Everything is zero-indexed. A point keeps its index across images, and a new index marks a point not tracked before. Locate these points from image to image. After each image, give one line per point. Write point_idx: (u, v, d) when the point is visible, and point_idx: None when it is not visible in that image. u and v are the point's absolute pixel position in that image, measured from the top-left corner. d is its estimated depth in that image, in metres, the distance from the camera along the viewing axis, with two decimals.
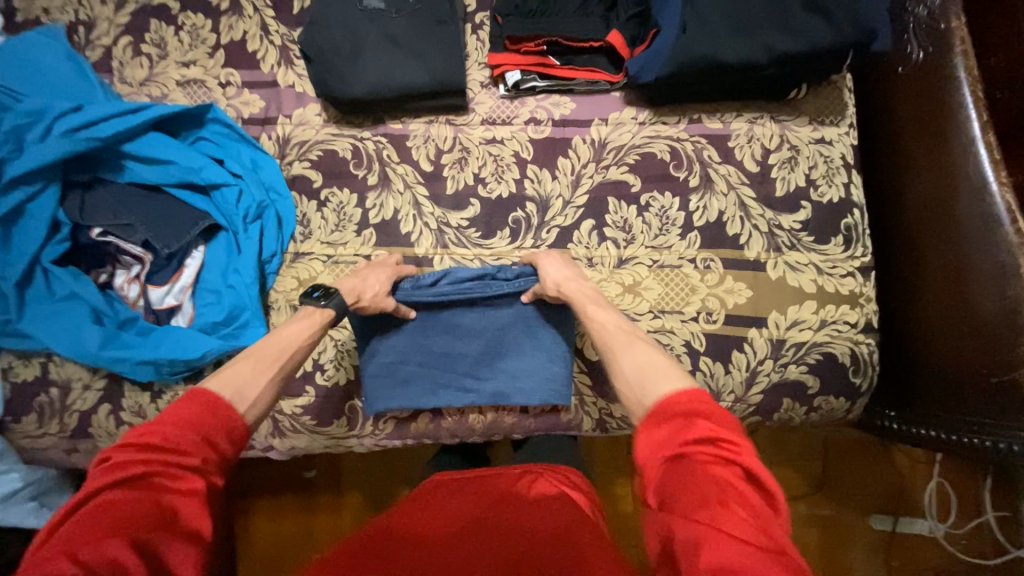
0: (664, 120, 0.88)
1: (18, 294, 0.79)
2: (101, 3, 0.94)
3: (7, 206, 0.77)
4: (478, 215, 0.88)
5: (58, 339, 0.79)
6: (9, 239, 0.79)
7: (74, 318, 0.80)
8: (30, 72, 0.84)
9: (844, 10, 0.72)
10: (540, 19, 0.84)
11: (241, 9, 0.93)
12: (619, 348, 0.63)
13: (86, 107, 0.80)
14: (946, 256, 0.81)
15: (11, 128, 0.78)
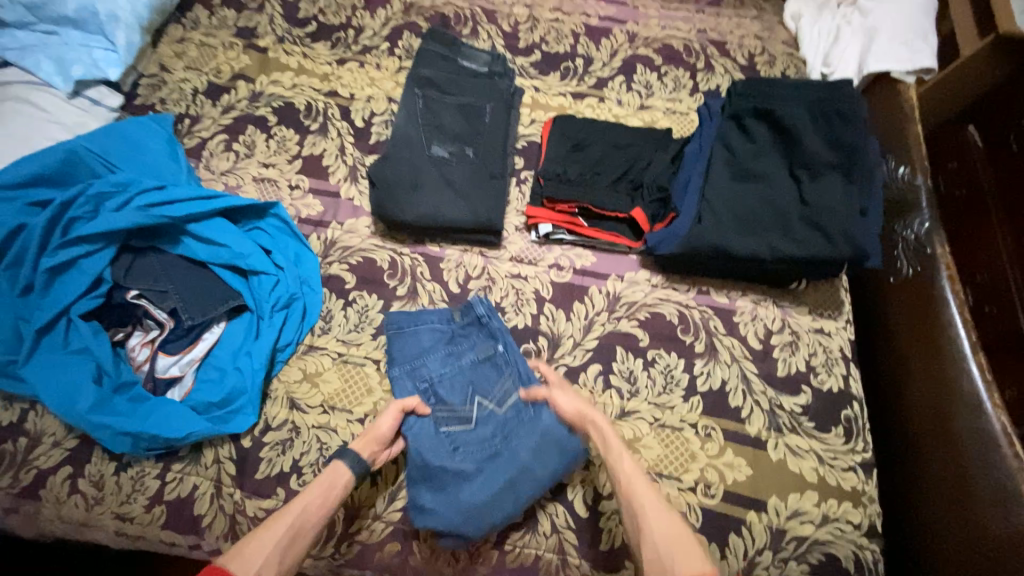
0: (675, 286, 0.96)
1: (35, 340, 0.80)
2: (211, 106, 1.12)
3: (59, 258, 0.82)
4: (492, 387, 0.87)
5: (54, 393, 0.78)
6: (48, 287, 0.82)
7: (77, 373, 0.80)
8: (127, 148, 0.94)
9: (842, 232, 0.81)
10: (575, 187, 0.96)
11: (327, 132, 1.10)
12: (655, 523, 0.69)
13: (169, 188, 0.89)
14: (947, 468, 0.81)
15: (95, 195, 0.85)
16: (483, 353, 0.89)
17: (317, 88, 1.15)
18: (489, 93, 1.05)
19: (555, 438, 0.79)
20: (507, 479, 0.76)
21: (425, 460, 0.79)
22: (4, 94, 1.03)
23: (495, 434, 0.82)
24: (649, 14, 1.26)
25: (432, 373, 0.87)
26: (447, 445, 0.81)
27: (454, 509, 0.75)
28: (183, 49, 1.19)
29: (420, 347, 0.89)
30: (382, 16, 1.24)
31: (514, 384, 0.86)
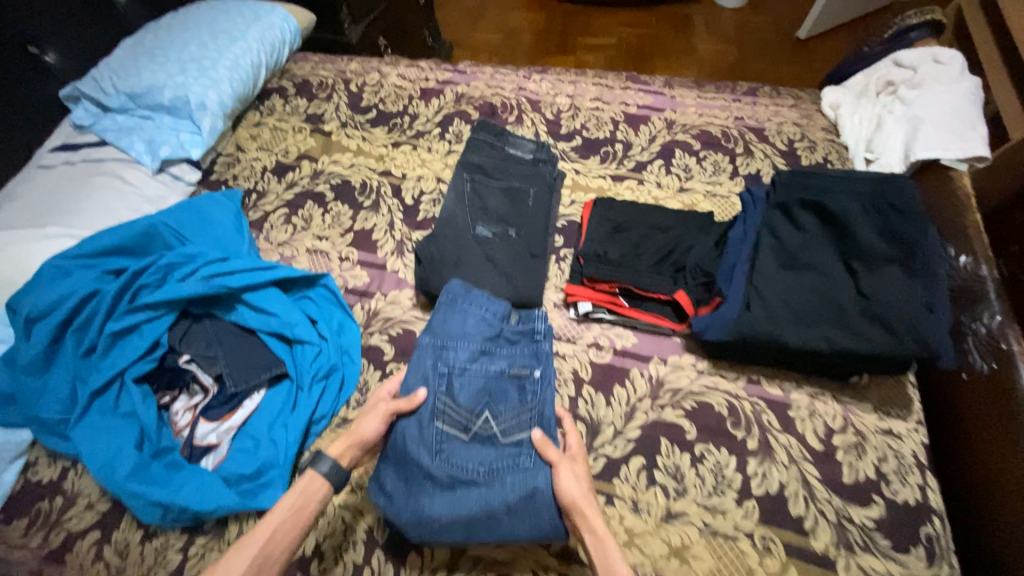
0: (721, 374, 0.92)
1: (88, 402, 0.83)
2: (277, 183, 1.22)
3: (123, 323, 0.86)
4: (508, 409, 0.81)
5: (97, 457, 0.79)
6: (109, 349, 0.86)
7: (121, 437, 0.81)
8: (200, 222, 1.03)
9: (907, 328, 0.76)
10: (616, 267, 0.96)
11: (379, 209, 1.17)
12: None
13: (231, 259, 0.95)
14: None
15: (166, 265, 0.91)
16: (516, 371, 0.84)
17: (373, 168, 1.25)
18: (534, 177, 1.10)
19: (537, 514, 0.69)
20: (467, 521, 0.70)
21: (407, 449, 0.77)
22: (97, 169, 1.13)
23: (484, 464, 0.76)
24: (686, 103, 1.33)
25: (457, 363, 0.83)
26: (435, 444, 0.77)
27: (410, 509, 0.73)
28: (258, 132, 1.33)
29: (462, 330, 0.87)
30: (436, 106, 1.36)
31: (530, 424, 0.79)
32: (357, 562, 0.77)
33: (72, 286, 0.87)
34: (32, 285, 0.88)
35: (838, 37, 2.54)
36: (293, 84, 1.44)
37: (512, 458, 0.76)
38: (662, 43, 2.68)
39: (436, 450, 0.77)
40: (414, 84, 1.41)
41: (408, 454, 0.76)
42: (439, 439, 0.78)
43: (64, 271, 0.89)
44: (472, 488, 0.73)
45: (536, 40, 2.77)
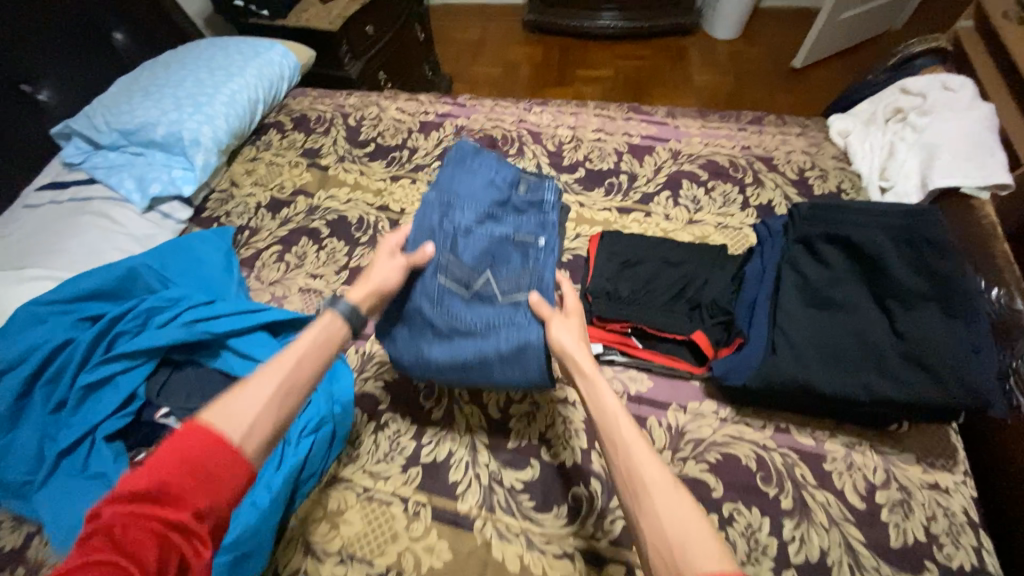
0: (746, 422, 0.85)
1: (55, 462, 0.76)
2: (271, 219, 1.18)
3: (97, 374, 0.80)
4: (509, 274, 0.79)
5: (61, 526, 0.71)
6: (82, 403, 0.80)
7: (88, 504, 0.72)
8: (187, 263, 0.98)
9: (953, 374, 0.70)
10: (627, 305, 0.90)
11: (376, 245, 1.12)
12: (654, 487, 0.50)
13: (217, 302, 0.90)
14: None
15: (146, 310, 0.86)
16: (521, 238, 0.81)
17: (370, 203, 1.21)
18: None
19: (526, 363, 0.74)
20: (463, 365, 0.76)
21: (410, 301, 0.79)
22: (84, 208, 1.09)
23: (479, 321, 0.76)
24: (690, 132, 1.30)
25: (462, 222, 0.81)
26: (436, 296, 0.77)
27: (415, 359, 0.78)
28: (253, 167, 1.30)
29: (473, 168, 0.86)
30: (436, 138, 1.34)
31: (529, 286, 0.77)
32: None
33: (45, 335, 0.82)
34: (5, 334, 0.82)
35: (833, 66, 2.56)
36: (290, 119, 1.42)
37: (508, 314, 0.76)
38: (660, 74, 2.71)
39: (439, 300, 0.77)
40: (413, 118, 1.39)
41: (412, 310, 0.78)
42: (441, 294, 0.77)
43: (39, 318, 0.84)
44: (471, 339, 0.75)
45: (534, 73, 2.80)
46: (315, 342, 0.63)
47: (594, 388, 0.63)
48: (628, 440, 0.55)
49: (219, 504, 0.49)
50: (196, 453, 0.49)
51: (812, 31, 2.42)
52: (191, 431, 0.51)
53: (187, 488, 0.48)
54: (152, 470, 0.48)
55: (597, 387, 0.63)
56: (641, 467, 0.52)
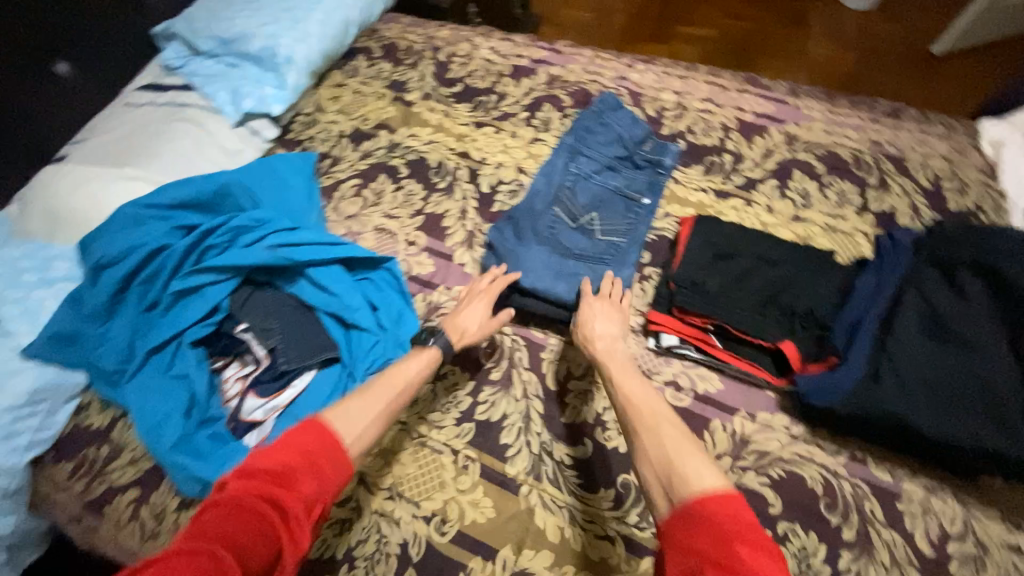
0: (819, 444, 0.79)
1: (144, 357, 0.82)
2: (352, 151, 1.17)
3: (188, 282, 0.84)
4: (616, 223, 0.87)
5: (149, 416, 0.78)
6: (172, 307, 0.85)
7: (173, 402, 0.80)
8: (274, 183, 0.98)
9: None
10: (714, 300, 0.84)
11: (453, 193, 1.09)
12: (647, 429, 0.64)
13: (300, 230, 0.91)
14: None
15: (235, 227, 0.88)
16: (633, 193, 0.89)
17: (451, 147, 1.16)
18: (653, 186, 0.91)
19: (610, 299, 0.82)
20: (555, 276, 0.84)
21: (527, 223, 0.88)
22: (179, 115, 1.10)
23: (581, 254, 0.86)
24: (811, 116, 1.15)
25: (585, 170, 0.89)
26: (548, 227, 0.87)
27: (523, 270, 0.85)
28: (339, 93, 1.27)
29: (605, 122, 0.97)
30: (526, 86, 1.25)
31: (630, 234, 0.87)
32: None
33: (142, 236, 0.86)
34: (104, 227, 0.86)
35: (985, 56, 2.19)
36: (379, 46, 1.37)
37: (607, 254, 0.86)
38: (771, 41, 2.41)
39: (552, 233, 0.87)
40: (505, 60, 1.31)
41: (527, 232, 0.88)
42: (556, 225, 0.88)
43: (136, 219, 0.87)
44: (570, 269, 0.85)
45: (629, 22, 2.56)
46: (405, 372, 0.75)
47: (618, 371, 0.73)
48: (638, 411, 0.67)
49: (318, 492, 0.57)
50: (310, 446, 0.59)
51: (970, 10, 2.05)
52: (310, 429, 0.62)
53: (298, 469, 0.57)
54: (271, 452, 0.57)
55: (622, 371, 0.73)
56: (647, 427, 0.64)
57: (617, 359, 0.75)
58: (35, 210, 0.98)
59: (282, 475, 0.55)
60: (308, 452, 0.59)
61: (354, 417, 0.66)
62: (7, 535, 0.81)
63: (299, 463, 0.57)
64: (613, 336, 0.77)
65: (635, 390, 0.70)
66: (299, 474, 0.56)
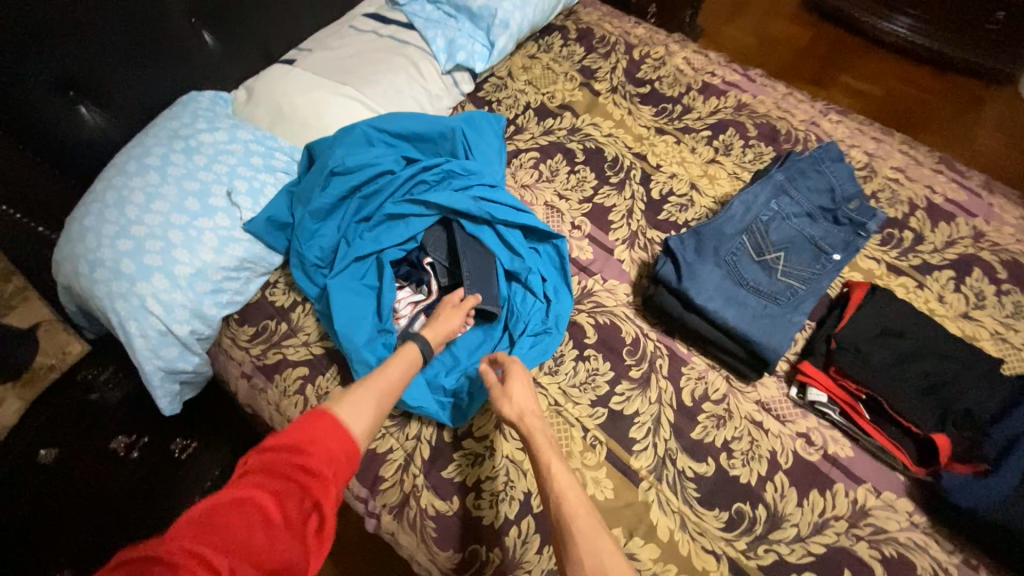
0: (938, 539, 0.79)
1: (348, 263, 0.93)
2: (535, 124, 1.22)
3: (399, 209, 0.95)
4: (800, 268, 0.89)
5: (342, 315, 0.88)
6: (377, 225, 0.97)
7: (363, 308, 0.91)
8: (478, 142, 1.08)
9: None
10: (875, 371, 0.85)
11: (622, 191, 1.13)
12: (581, 536, 0.60)
13: (496, 188, 0.99)
14: None
15: (446, 171, 1.00)
16: (823, 244, 0.90)
17: (629, 145, 1.19)
18: (851, 245, 0.90)
19: (774, 335, 0.85)
20: (726, 299, 0.87)
21: (711, 241, 0.91)
22: (400, 50, 1.18)
23: (756, 285, 0.88)
24: (1004, 218, 1.10)
25: (783, 211, 0.92)
26: (732, 251, 0.90)
27: (696, 283, 0.88)
28: (531, 65, 1.31)
29: (823, 169, 0.95)
30: (713, 105, 1.26)
31: (813, 280, 0.88)
32: (508, 517, 0.80)
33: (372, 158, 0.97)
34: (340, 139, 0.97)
35: None
36: (576, 28, 1.40)
37: (783, 293, 0.87)
38: (938, 119, 2.26)
39: (733, 257, 0.90)
40: (696, 74, 1.31)
41: (709, 249, 0.91)
42: (738, 252, 0.90)
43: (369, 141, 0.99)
44: (742, 295, 0.88)
45: (790, 58, 2.45)
46: (392, 372, 0.72)
47: (543, 453, 0.69)
48: (569, 505, 0.62)
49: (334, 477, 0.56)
50: (322, 439, 0.57)
51: None
52: (319, 421, 0.59)
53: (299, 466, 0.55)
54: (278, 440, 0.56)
55: (548, 452, 0.69)
56: (577, 525, 0.60)
57: (541, 435, 0.72)
58: (263, 99, 1.07)
59: (299, 457, 0.55)
60: (316, 444, 0.57)
61: (357, 410, 0.64)
62: (189, 371, 0.92)
63: (312, 451, 0.56)
64: (528, 402, 0.76)
65: (566, 484, 0.65)
66: (316, 458, 0.56)
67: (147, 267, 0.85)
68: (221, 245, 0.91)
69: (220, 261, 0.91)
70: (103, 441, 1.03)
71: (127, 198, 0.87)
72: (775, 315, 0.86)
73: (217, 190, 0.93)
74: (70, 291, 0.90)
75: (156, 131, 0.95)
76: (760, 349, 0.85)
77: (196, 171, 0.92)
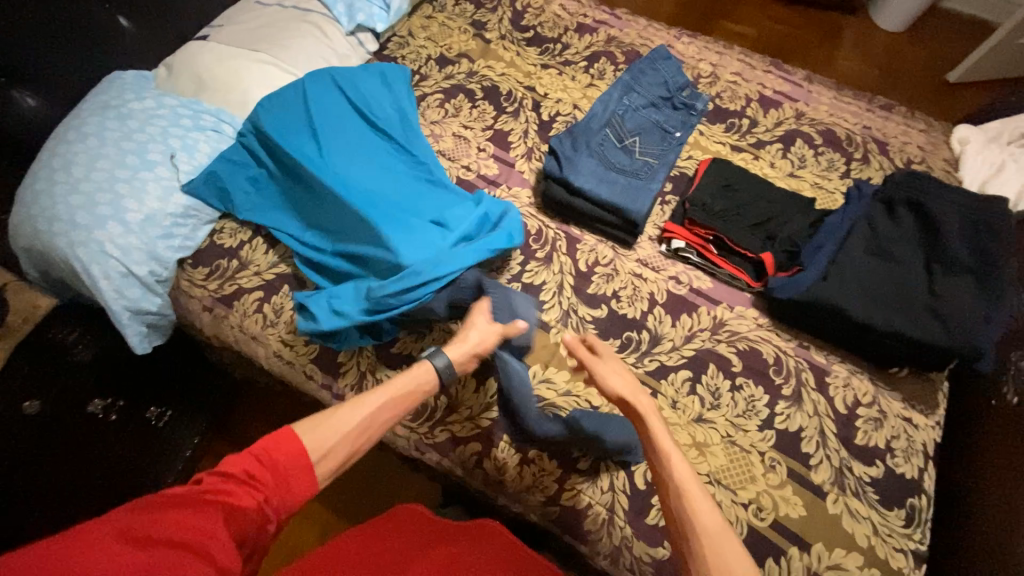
0: (776, 333, 1.05)
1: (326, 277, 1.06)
2: (437, 72, 1.39)
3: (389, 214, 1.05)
4: (652, 149, 1.15)
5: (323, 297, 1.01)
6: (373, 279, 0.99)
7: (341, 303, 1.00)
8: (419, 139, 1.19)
9: (960, 326, 0.89)
10: (716, 218, 1.09)
11: (518, 117, 1.32)
12: (690, 494, 0.70)
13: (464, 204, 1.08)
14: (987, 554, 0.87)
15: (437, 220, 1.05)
16: (664, 128, 1.19)
17: (520, 81, 1.39)
18: (683, 125, 1.21)
19: (639, 197, 1.08)
20: (600, 179, 1.10)
21: (583, 138, 1.15)
22: (304, 17, 1.32)
23: (621, 164, 1.13)
24: (820, 100, 1.38)
25: (632, 107, 1.20)
26: (600, 143, 1.15)
27: (578, 171, 1.11)
28: (428, 23, 1.48)
29: (655, 70, 1.26)
30: (587, 41, 1.48)
31: (660, 154, 1.15)
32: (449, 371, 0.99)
33: (336, 143, 1.13)
34: (292, 119, 1.15)
35: (996, 88, 2.37)
36: None
37: (642, 168, 1.13)
38: (804, 48, 2.59)
39: (603, 150, 1.14)
40: (572, 17, 1.52)
41: (582, 142, 1.15)
42: (605, 144, 1.15)
43: (319, 116, 1.15)
44: (612, 173, 1.11)
45: (676, 10, 2.73)
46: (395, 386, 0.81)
47: (651, 420, 0.80)
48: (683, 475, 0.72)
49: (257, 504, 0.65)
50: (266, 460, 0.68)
51: (985, 43, 2.26)
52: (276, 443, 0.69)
53: (261, 480, 0.66)
54: (242, 458, 0.67)
55: (656, 423, 0.80)
56: (693, 507, 0.69)
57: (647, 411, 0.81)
58: (183, 71, 1.19)
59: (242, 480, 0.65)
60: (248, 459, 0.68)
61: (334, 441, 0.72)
62: (155, 312, 1.05)
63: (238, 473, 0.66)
64: (627, 386, 0.85)
65: (700, 506, 0.69)
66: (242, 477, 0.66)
67: (102, 216, 0.99)
68: (165, 195, 1.05)
69: (168, 208, 1.05)
70: (79, 410, 1.08)
71: (73, 162, 1.00)
72: (639, 184, 1.10)
73: (155, 148, 1.06)
74: (31, 254, 1.01)
75: (89, 105, 1.07)
76: (628, 213, 1.07)
77: (133, 134, 1.06)
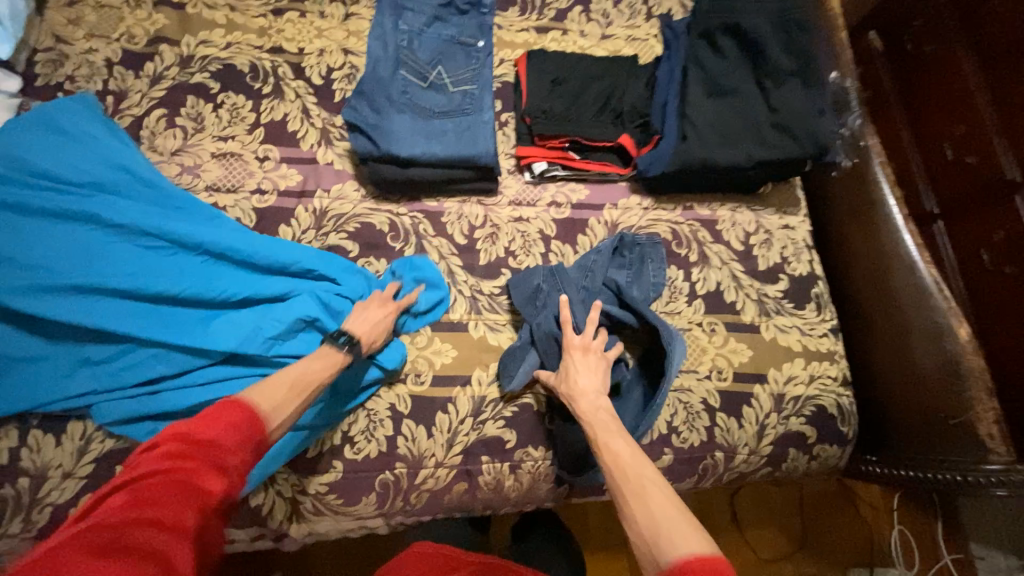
0: (663, 208, 1.04)
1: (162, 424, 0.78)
2: (136, 77, 0.97)
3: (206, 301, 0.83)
4: (462, 72, 0.96)
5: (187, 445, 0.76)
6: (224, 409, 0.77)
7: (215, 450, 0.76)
8: (167, 200, 0.86)
9: (806, 131, 0.94)
10: (563, 120, 0.98)
11: (283, 95, 1.00)
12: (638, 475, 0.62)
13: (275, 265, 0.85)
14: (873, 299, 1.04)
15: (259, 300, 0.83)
16: (463, 40, 0.98)
17: (256, 45, 1.02)
18: (481, 27, 1.00)
19: (477, 137, 0.92)
20: (425, 135, 0.90)
21: (380, 93, 0.91)
22: None
23: (440, 106, 0.93)
24: None
25: (415, 29, 0.97)
26: (402, 91, 0.92)
27: (394, 137, 0.89)
28: (74, 11, 0.99)
29: None
30: None
31: (474, 74, 0.96)
32: (389, 433, 0.83)
33: (48, 252, 0.79)
34: None
35: None
36: None
37: (462, 101, 0.94)
38: None
39: (410, 100, 0.92)
40: None
41: (381, 100, 0.91)
42: (409, 90, 0.93)
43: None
44: (434, 123, 0.92)
45: None
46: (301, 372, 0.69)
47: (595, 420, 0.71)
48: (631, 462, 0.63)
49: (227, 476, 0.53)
50: (232, 422, 0.56)
51: None
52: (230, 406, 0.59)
53: (228, 449, 0.54)
54: (202, 423, 0.55)
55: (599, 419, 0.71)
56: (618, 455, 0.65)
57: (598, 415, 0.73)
58: None
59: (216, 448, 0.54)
60: (197, 431, 0.54)
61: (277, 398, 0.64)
62: None
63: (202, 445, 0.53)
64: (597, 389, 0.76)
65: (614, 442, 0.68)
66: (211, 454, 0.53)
67: None
68: None
69: None
70: None
71: None
72: (469, 122, 0.93)
73: None
74: None
75: None
76: (476, 161, 0.91)
77: None
